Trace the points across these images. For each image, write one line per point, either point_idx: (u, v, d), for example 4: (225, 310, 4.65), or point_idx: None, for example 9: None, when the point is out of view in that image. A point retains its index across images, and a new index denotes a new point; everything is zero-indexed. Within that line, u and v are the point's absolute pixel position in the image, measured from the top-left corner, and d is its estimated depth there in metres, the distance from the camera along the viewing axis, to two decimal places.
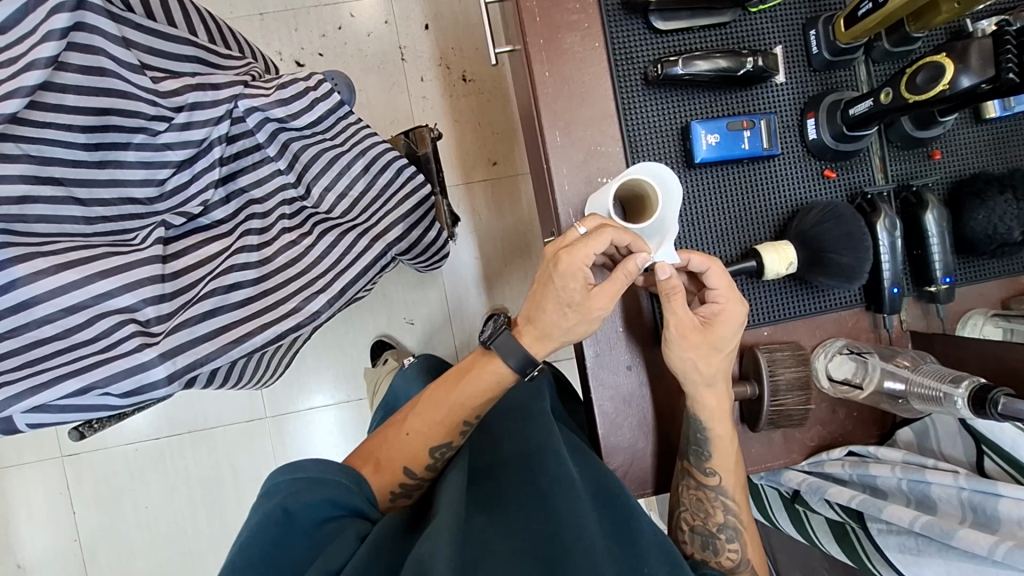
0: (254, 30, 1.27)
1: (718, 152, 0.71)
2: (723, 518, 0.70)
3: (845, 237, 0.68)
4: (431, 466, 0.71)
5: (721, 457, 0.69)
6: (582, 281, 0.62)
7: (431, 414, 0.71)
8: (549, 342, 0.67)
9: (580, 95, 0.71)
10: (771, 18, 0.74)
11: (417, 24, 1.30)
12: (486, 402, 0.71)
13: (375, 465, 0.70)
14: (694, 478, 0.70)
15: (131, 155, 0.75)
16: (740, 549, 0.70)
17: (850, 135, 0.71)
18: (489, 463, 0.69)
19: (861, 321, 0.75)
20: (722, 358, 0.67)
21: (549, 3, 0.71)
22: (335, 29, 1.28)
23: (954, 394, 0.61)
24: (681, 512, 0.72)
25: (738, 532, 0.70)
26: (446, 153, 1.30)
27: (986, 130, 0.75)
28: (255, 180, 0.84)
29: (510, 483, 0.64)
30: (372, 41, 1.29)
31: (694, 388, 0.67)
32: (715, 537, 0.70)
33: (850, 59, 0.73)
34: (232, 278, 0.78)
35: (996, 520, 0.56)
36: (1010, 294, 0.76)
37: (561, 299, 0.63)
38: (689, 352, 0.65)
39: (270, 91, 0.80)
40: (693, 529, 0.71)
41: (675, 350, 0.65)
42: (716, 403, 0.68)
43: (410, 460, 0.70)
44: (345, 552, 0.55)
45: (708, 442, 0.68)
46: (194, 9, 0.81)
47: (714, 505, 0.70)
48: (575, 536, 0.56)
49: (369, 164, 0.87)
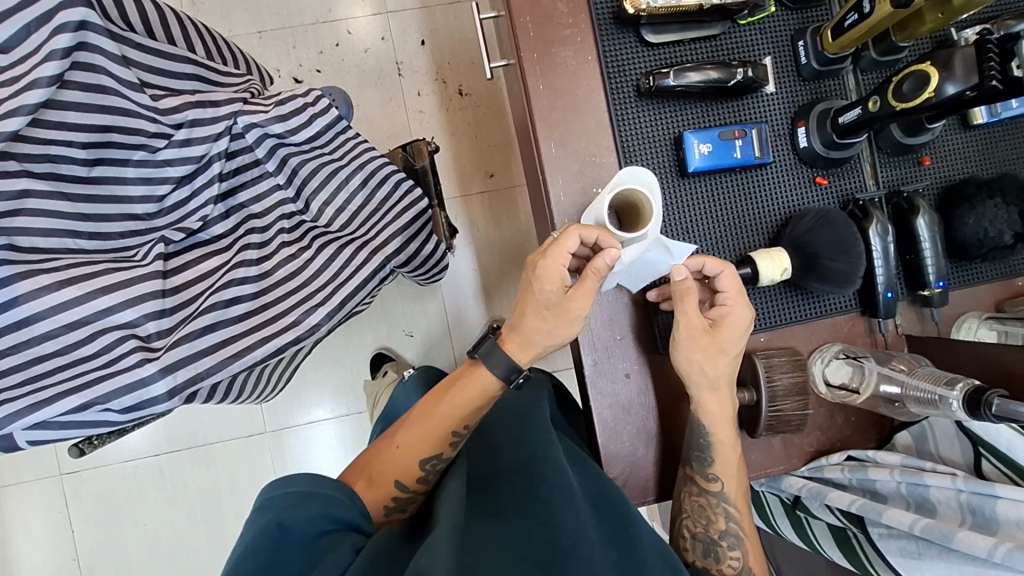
0: (253, 48, 1.28)
1: (711, 161, 0.72)
2: (725, 524, 0.70)
3: (837, 243, 0.69)
4: (424, 479, 0.70)
5: (723, 462, 0.69)
6: (558, 283, 0.64)
7: (422, 427, 0.71)
8: (535, 347, 0.68)
9: (574, 106, 0.73)
10: (761, 29, 0.75)
11: (413, 41, 1.32)
12: (475, 412, 0.71)
13: (366, 480, 0.70)
14: (697, 484, 0.70)
15: (130, 172, 0.76)
16: (742, 556, 0.70)
17: (841, 142, 0.72)
18: (487, 472, 0.69)
19: (857, 326, 0.75)
20: (728, 361, 0.68)
21: (542, 18, 0.72)
22: (333, 46, 1.30)
23: (950, 396, 0.62)
24: (684, 518, 0.72)
25: (740, 539, 0.70)
26: (443, 166, 1.32)
27: (975, 136, 0.77)
28: (255, 195, 0.85)
29: (509, 489, 0.65)
30: (369, 57, 1.31)
31: (699, 390, 0.68)
32: (717, 544, 0.70)
33: (838, 68, 0.74)
34: (232, 292, 0.78)
35: (994, 521, 0.56)
36: (1003, 297, 0.77)
37: (539, 303, 0.65)
38: (696, 354, 0.66)
39: (269, 107, 0.81)
40: (695, 535, 0.71)
41: (683, 352, 0.67)
42: (719, 408, 0.69)
43: (402, 473, 0.70)
44: (340, 563, 0.55)
45: (712, 448, 0.69)
46: (192, 23, 0.82)
47: (716, 511, 0.70)
48: (573, 540, 0.57)
49: (368, 178, 0.88)
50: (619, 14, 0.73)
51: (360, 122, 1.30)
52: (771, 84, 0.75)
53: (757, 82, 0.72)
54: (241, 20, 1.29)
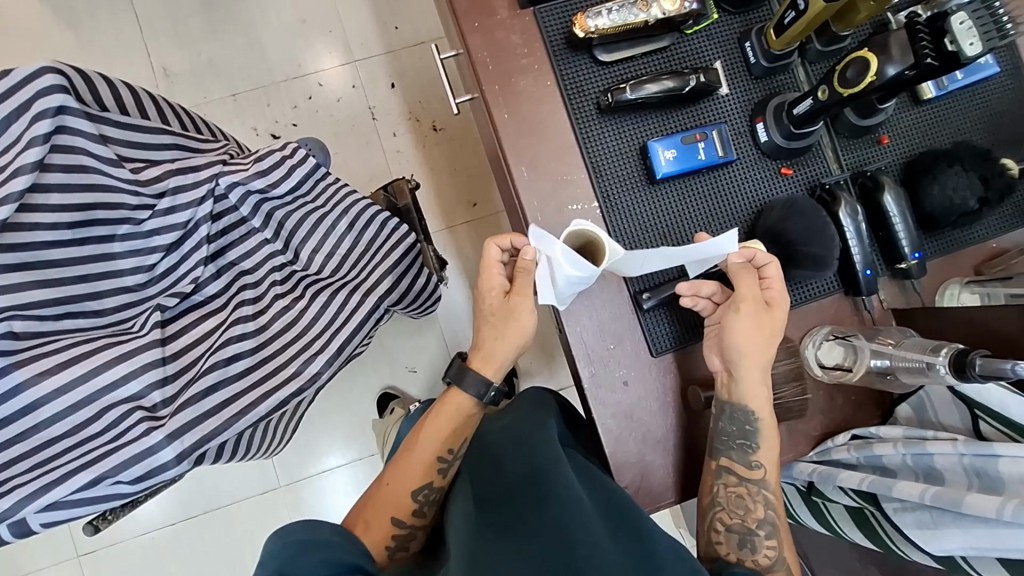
0: (228, 111, 1.32)
1: (677, 165, 0.74)
2: (762, 513, 0.71)
3: (809, 229, 0.72)
4: (419, 511, 0.72)
5: (766, 450, 0.71)
6: (496, 288, 0.70)
7: (406, 461, 0.73)
8: (501, 360, 0.72)
9: (540, 130, 0.75)
10: (708, 36, 0.79)
11: (383, 85, 1.36)
12: (456, 436, 0.74)
13: (364, 522, 0.72)
14: (734, 472, 0.71)
15: (118, 246, 0.78)
16: (777, 544, 0.70)
17: (799, 133, 0.74)
18: (497, 488, 0.70)
19: (843, 307, 0.77)
20: (773, 344, 0.70)
21: (499, 51, 0.76)
22: (306, 99, 1.34)
23: (937, 362, 0.64)
24: (723, 509, 0.71)
25: (776, 527, 0.71)
26: (426, 201, 1.35)
27: (927, 110, 0.79)
28: (244, 252, 0.87)
29: (519, 504, 0.67)
30: (343, 105, 1.35)
31: (741, 368, 0.69)
32: (753, 534, 0.70)
33: (787, 63, 0.77)
34: (230, 350, 0.80)
35: (1000, 482, 0.57)
36: (981, 261, 0.78)
37: (484, 312, 0.71)
38: (748, 328, 0.68)
39: (248, 165, 0.83)
40: (734, 526, 0.71)
41: (734, 325, 0.68)
42: (757, 392, 0.70)
43: (398, 508, 0.71)
44: None
45: (756, 433, 0.70)
46: (166, 102, 0.85)
47: (755, 500, 0.71)
48: (585, 554, 0.59)
49: (353, 221, 0.89)
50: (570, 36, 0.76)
51: (340, 168, 1.33)
52: (725, 86, 0.78)
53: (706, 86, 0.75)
54: (214, 85, 1.33)
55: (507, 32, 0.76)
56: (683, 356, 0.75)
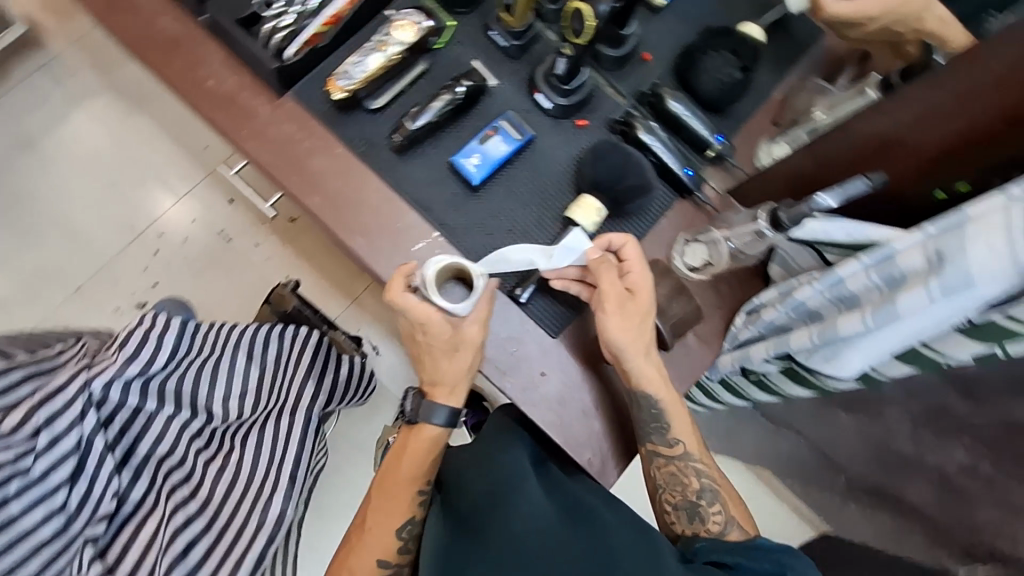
0: (78, 307, 1.22)
1: (486, 166, 0.78)
2: (699, 483, 0.74)
3: (618, 162, 0.78)
4: (403, 547, 0.73)
5: (680, 426, 0.74)
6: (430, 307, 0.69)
7: (381, 503, 0.74)
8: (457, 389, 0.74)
9: (353, 196, 0.76)
10: (456, 43, 0.82)
11: (221, 203, 1.29)
12: (431, 466, 0.75)
13: (351, 575, 0.71)
14: (658, 453, 0.75)
15: (13, 506, 0.70)
16: (722, 509, 0.73)
17: (569, 87, 0.80)
18: (466, 508, 0.73)
19: (690, 210, 0.82)
20: (649, 326, 0.72)
21: (280, 147, 0.76)
22: (153, 253, 1.26)
23: (762, 226, 0.72)
24: (665, 488, 0.75)
25: (716, 492, 0.74)
26: (317, 289, 1.29)
27: (668, 16, 0.86)
28: (155, 438, 0.81)
29: (486, 522, 0.69)
30: (191, 243, 1.27)
31: (636, 362, 0.71)
32: (698, 506, 0.73)
33: (532, 35, 0.82)
34: (181, 541, 0.76)
35: (852, 298, 0.62)
36: (776, 114, 0.86)
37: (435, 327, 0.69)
38: (623, 318, 0.70)
39: (113, 357, 0.77)
40: (679, 506, 0.74)
41: (612, 321, 0.70)
42: (654, 375, 0.72)
43: (383, 553, 0.72)
44: None
45: (665, 415, 0.73)
46: None
47: (687, 474, 0.75)
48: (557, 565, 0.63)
49: (249, 352, 0.87)
50: (336, 99, 0.77)
51: (220, 304, 1.27)
52: (492, 77, 0.82)
53: (474, 88, 0.79)
54: (50, 288, 1.22)
55: (278, 120, 0.76)
56: (584, 328, 0.78)
